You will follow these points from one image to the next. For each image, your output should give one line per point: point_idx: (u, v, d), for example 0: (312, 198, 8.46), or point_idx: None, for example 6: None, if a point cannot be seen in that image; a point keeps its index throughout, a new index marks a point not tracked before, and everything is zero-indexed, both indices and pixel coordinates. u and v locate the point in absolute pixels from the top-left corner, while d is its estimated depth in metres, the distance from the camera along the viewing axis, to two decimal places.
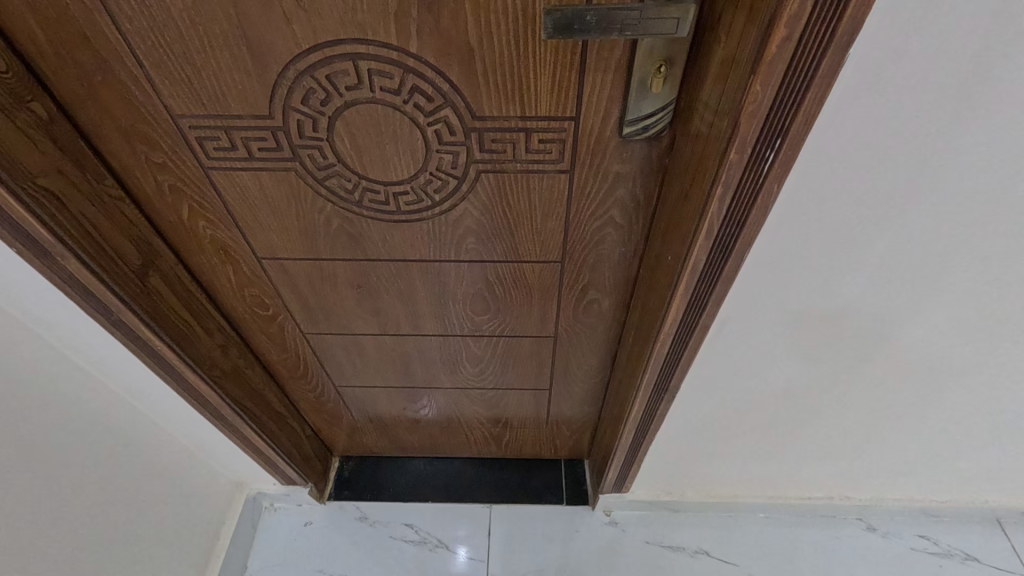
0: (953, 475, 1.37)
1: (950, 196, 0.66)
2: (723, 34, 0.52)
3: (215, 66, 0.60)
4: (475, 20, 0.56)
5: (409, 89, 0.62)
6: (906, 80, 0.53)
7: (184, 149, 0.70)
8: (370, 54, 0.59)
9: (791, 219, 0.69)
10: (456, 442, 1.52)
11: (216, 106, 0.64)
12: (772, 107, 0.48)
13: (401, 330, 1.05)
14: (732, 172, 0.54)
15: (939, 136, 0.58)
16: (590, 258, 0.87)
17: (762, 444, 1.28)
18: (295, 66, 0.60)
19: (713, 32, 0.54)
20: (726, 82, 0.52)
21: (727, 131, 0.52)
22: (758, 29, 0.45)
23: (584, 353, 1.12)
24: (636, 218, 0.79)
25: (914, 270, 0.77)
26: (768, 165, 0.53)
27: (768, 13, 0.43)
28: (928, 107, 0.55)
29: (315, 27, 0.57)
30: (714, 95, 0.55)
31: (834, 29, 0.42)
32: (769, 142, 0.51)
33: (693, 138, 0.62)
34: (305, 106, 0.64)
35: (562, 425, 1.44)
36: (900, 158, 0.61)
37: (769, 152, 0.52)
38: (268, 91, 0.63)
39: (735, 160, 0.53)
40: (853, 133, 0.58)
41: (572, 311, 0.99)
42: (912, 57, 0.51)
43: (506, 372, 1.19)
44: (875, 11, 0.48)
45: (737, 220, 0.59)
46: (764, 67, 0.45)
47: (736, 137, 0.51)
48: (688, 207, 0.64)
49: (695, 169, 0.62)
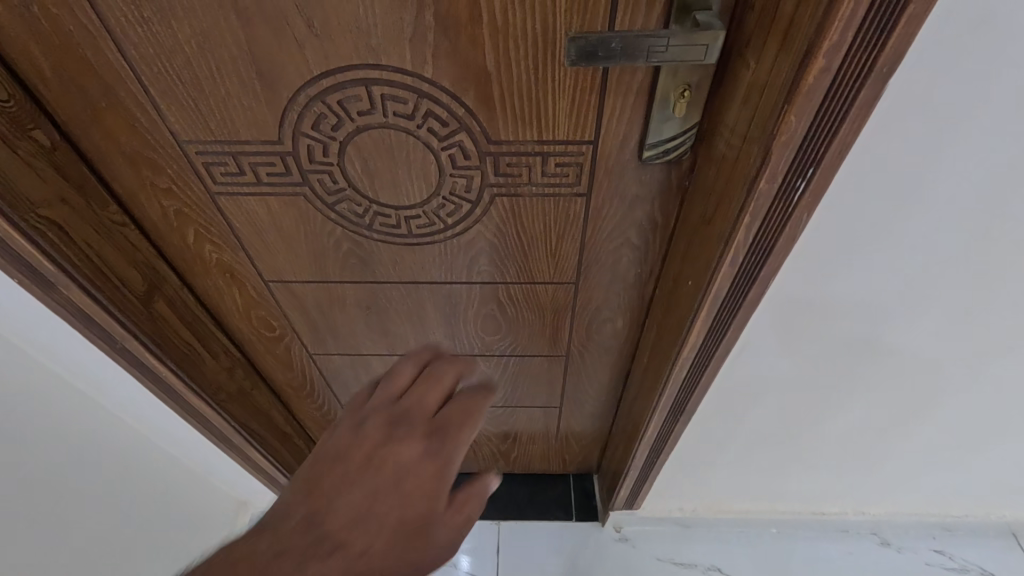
0: (969, 490, 1.35)
1: (986, 212, 0.64)
2: (752, 59, 0.50)
3: (223, 92, 0.58)
4: (493, 45, 0.54)
5: (423, 114, 0.61)
6: (946, 99, 0.52)
7: (190, 174, 0.68)
8: (384, 79, 0.57)
9: (824, 234, 0.67)
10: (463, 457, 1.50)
11: (225, 132, 0.62)
12: (806, 136, 0.46)
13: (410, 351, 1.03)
14: (760, 202, 0.52)
15: (982, 151, 0.56)
16: (603, 278, 0.85)
17: (776, 460, 1.26)
18: (306, 92, 0.59)
19: (740, 57, 0.52)
20: (755, 109, 0.50)
21: (756, 160, 0.50)
22: (793, 58, 0.43)
23: (596, 371, 1.10)
24: (653, 239, 0.77)
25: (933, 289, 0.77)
26: (799, 194, 0.51)
27: (805, 43, 0.41)
28: (972, 122, 0.54)
29: (327, 52, 0.55)
30: (741, 121, 0.53)
31: (875, 58, 0.40)
32: (800, 172, 0.49)
33: (715, 163, 0.60)
34: (316, 131, 0.63)
35: (572, 441, 1.42)
36: (939, 173, 0.59)
37: (801, 182, 0.50)
38: (279, 118, 0.61)
39: (764, 190, 0.51)
40: (894, 148, 0.57)
41: (585, 331, 0.97)
42: (962, 73, 0.50)
43: (516, 390, 1.17)
44: (927, 25, 0.47)
45: (764, 248, 0.57)
46: (800, 98, 0.43)
47: (767, 167, 0.49)
48: (709, 233, 0.62)
49: (718, 195, 0.60)
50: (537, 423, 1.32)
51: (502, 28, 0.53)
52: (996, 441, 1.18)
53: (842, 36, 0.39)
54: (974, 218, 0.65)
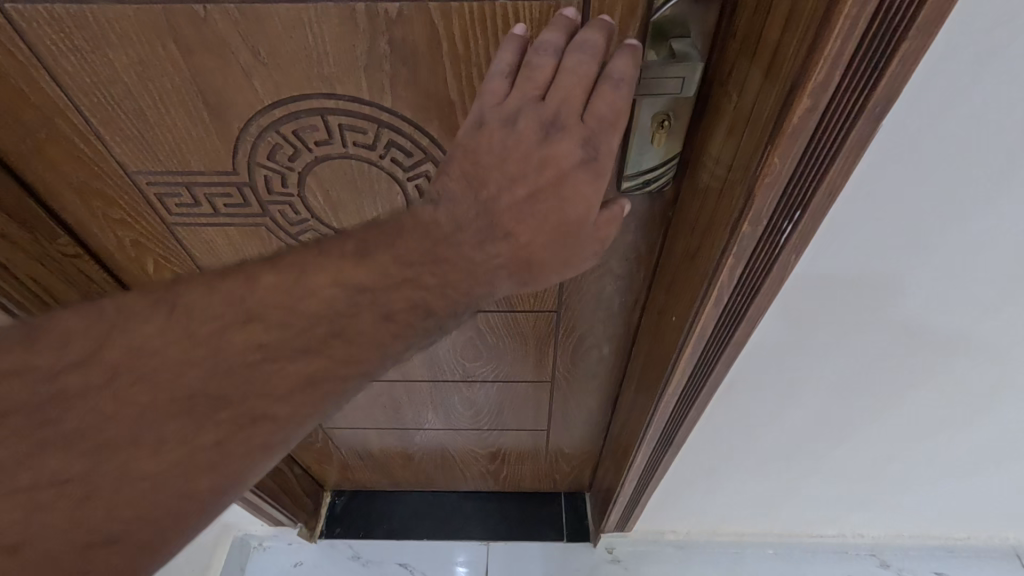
0: (972, 512, 1.30)
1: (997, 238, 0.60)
2: (734, 90, 0.45)
3: (168, 123, 0.55)
4: (456, 73, 0.50)
5: (385, 144, 0.57)
6: (957, 125, 0.47)
7: (143, 204, 0.64)
8: (340, 109, 0.53)
9: (822, 261, 0.63)
10: (451, 476, 1.47)
11: (175, 162, 0.58)
12: (792, 178, 0.42)
13: (390, 376, 0.99)
14: (745, 243, 0.48)
15: (992, 178, 0.52)
16: (587, 305, 0.81)
17: (771, 482, 1.22)
18: (258, 121, 0.54)
19: (722, 87, 0.48)
20: (738, 143, 0.46)
21: (739, 200, 0.46)
22: (776, 95, 0.39)
23: (583, 395, 1.06)
24: (636, 268, 0.73)
25: (930, 320, 0.74)
26: (786, 236, 0.47)
27: (789, 80, 0.37)
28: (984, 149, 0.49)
29: (277, 81, 0.51)
30: (725, 155, 0.49)
31: (866, 98, 0.36)
32: (787, 215, 0.45)
33: (698, 195, 0.56)
34: (272, 161, 0.59)
35: (562, 461, 1.38)
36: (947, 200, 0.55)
37: (787, 225, 0.46)
38: (230, 148, 0.57)
39: (749, 233, 0.47)
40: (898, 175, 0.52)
41: (570, 357, 0.93)
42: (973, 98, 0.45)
43: (502, 413, 1.13)
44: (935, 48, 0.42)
45: (750, 289, 0.53)
46: (784, 140, 0.39)
47: (750, 210, 0.45)
48: (691, 270, 0.58)
49: (700, 230, 0.56)
50: (526, 443, 1.29)
51: (464, 55, 0.49)
52: (999, 465, 1.14)
53: (828, 74, 0.35)
54: (972, 251, 0.62)
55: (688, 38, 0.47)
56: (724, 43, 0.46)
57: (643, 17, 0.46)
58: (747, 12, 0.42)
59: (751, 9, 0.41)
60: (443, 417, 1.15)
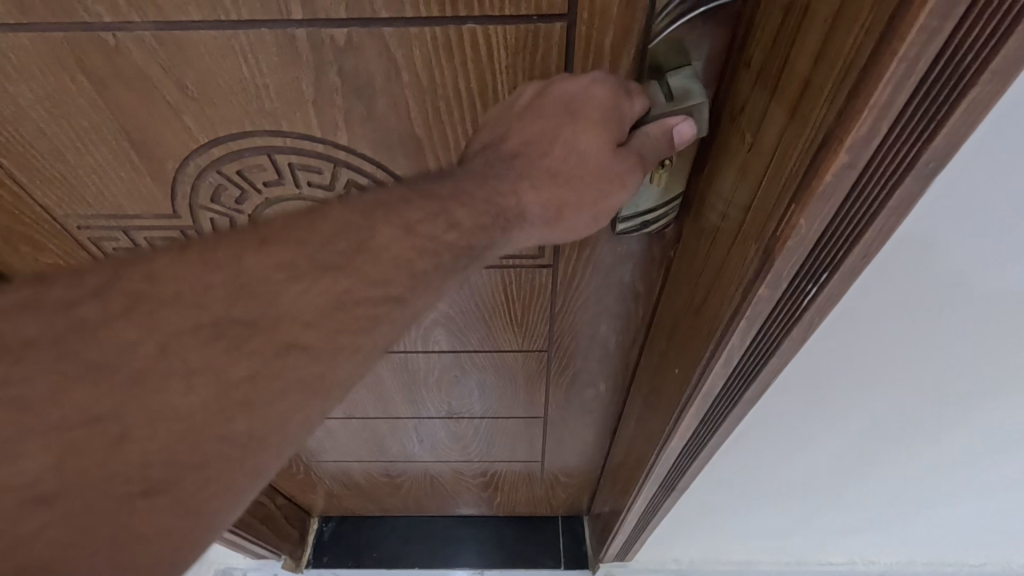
0: (990, 541, 1.24)
1: None
2: (750, 127, 0.38)
3: (96, 166, 0.48)
4: (422, 107, 0.43)
5: (344, 185, 0.49)
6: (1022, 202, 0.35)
7: (78, 250, 0.57)
8: (290, 147, 0.46)
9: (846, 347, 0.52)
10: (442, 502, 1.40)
11: (106, 206, 0.51)
12: (820, 239, 0.35)
13: (370, 413, 0.93)
14: (760, 306, 0.40)
15: None
16: (582, 344, 0.74)
17: (780, 514, 1.15)
18: (196, 161, 0.47)
19: (734, 126, 0.40)
20: (753, 191, 0.38)
21: (756, 259, 0.38)
22: (806, 144, 0.31)
23: (581, 428, 0.99)
24: (635, 307, 0.66)
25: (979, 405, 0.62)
26: (809, 301, 0.39)
27: (822, 127, 0.30)
28: None
29: (211, 117, 0.43)
30: (737, 199, 0.41)
31: (917, 153, 0.28)
32: (811, 278, 0.38)
33: (704, 239, 0.49)
34: (217, 204, 0.51)
35: (558, 488, 1.32)
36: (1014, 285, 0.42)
37: (811, 289, 0.38)
38: (167, 190, 0.50)
39: (765, 295, 0.39)
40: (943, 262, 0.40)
41: (564, 394, 0.87)
42: None
43: (493, 446, 1.06)
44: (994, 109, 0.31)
45: (765, 351, 0.46)
46: (813, 198, 0.32)
47: (769, 272, 0.37)
48: (697, 324, 0.51)
49: (706, 280, 0.48)
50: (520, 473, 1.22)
51: (432, 89, 0.42)
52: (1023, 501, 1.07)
53: (875, 124, 0.27)
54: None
55: (687, 69, 0.40)
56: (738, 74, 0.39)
57: (639, 44, 0.39)
58: (766, 40, 0.35)
59: (771, 37, 0.34)
60: (433, 450, 1.09)
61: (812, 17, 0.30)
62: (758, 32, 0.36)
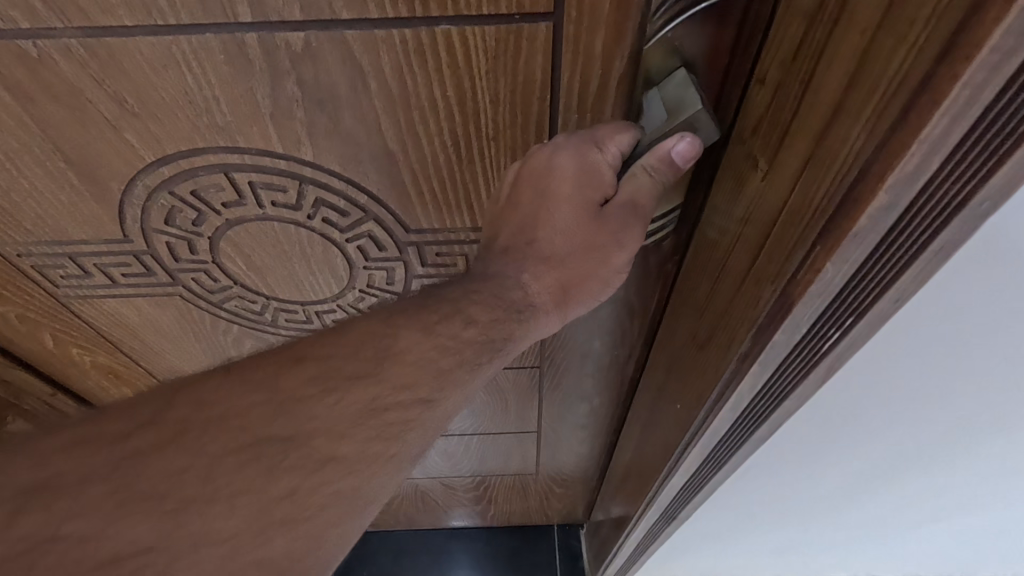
0: None
1: None
2: (767, 143, 0.32)
3: (32, 187, 0.43)
4: (391, 122, 0.38)
5: (312, 203, 0.45)
6: None
7: (22, 279, 0.52)
8: (248, 164, 0.41)
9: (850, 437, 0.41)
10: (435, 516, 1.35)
11: (48, 232, 0.46)
12: (846, 287, 0.28)
13: None
14: (774, 348, 0.35)
15: None
16: (576, 358, 0.70)
17: None
18: (144, 182, 0.42)
19: (742, 146, 0.35)
20: (770, 220, 0.32)
21: (772, 295, 0.33)
22: (834, 178, 0.26)
23: (577, 442, 0.95)
24: (632, 322, 0.62)
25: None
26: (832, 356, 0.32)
27: (853, 164, 0.24)
28: None
29: (157, 134, 0.39)
30: (749, 225, 0.35)
31: (976, 192, 0.21)
32: (836, 329, 0.31)
33: (711, 262, 0.43)
34: (172, 226, 0.47)
35: (554, 500, 1.28)
36: None
37: (835, 342, 0.31)
38: (116, 214, 0.45)
39: (781, 339, 0.33)
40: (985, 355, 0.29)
41: (557, 409, 0.83)
42: None
43: (484, 462, 1.02)
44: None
45: (775, 399, 0.39)
46: (838, 245, 0.26)
47: (784, 318, 0.32)
48: (704, 360, 0.46)
49: (716, 306, 0.43)
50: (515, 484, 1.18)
51: (399, 103, 0.37)
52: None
53: (924, 161, 0.21)
54: None
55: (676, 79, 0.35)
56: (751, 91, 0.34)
57: (631, 46, 0.34)
58: (783, 54, 0.30)
59: (792, 51, 0.29)
60: (423, 466, 1.04)
61: (845, 28, 0.24)
62: (776, 44, 0.30)
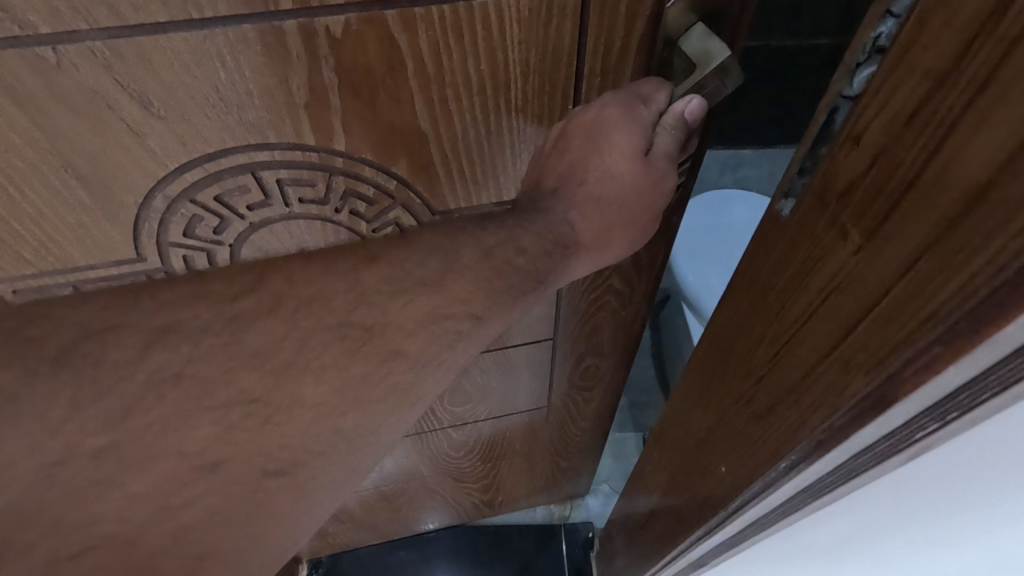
0: None
1: None
2: (850, 214, 0.26)
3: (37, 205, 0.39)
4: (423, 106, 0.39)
5: (341, 195, 0.45)
6: None
7: None
8: (278, 161, 0.40)
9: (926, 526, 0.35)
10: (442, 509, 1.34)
11: (51, 260, 0.43)
12: (962, 400, 0.22)
13: None
14: (855, 450, 0.29)
15: None
16: (588, 324, 0.72)
17: None
18: (163, 191, 0.40)
19: (808, 208, 0.29)
20: (846, 302, 0.27)
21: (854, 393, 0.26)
22: (965, 271, 0.20)
23: (583, 409, 0.98)
24: (639, 279, 0.66)
25: None
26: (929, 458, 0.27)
27: (993, 271, 0.19)
28: None
29: (183, 135, 0.37)
30: (814, 304, 0.29)
31: None
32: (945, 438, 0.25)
33: (754, 335, 0.37)
34: (191, 237, 0.45)
35: (560, 478, 1.31)
36: None
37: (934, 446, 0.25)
38: (130, 230, 0.42)
39: (865, 441, 0.27)
40: None
41: (569, 379, 0.86)
42: None
43: (494, 447, 1.04)
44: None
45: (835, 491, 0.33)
46: (969, 353, 0.20)
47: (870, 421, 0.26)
48: (734, 429, 0.42)
49: (761, 382, 0.37)
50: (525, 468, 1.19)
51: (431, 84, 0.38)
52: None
53: None
54: None
55: (697, 31, 0.39)
56: (825, 145, 0.28)
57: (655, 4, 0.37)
58: (883, 113, 0.24)
59: (895, 114, 0.23)
60: (434, 458, 1.04)
61: (999, 103, 0.19)
62: (866, 101, 0.25)
